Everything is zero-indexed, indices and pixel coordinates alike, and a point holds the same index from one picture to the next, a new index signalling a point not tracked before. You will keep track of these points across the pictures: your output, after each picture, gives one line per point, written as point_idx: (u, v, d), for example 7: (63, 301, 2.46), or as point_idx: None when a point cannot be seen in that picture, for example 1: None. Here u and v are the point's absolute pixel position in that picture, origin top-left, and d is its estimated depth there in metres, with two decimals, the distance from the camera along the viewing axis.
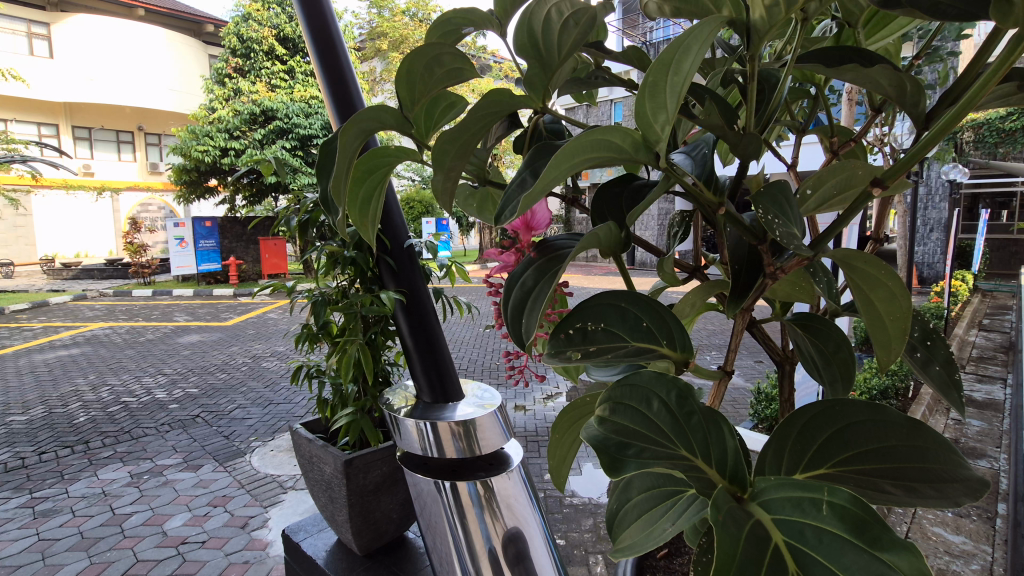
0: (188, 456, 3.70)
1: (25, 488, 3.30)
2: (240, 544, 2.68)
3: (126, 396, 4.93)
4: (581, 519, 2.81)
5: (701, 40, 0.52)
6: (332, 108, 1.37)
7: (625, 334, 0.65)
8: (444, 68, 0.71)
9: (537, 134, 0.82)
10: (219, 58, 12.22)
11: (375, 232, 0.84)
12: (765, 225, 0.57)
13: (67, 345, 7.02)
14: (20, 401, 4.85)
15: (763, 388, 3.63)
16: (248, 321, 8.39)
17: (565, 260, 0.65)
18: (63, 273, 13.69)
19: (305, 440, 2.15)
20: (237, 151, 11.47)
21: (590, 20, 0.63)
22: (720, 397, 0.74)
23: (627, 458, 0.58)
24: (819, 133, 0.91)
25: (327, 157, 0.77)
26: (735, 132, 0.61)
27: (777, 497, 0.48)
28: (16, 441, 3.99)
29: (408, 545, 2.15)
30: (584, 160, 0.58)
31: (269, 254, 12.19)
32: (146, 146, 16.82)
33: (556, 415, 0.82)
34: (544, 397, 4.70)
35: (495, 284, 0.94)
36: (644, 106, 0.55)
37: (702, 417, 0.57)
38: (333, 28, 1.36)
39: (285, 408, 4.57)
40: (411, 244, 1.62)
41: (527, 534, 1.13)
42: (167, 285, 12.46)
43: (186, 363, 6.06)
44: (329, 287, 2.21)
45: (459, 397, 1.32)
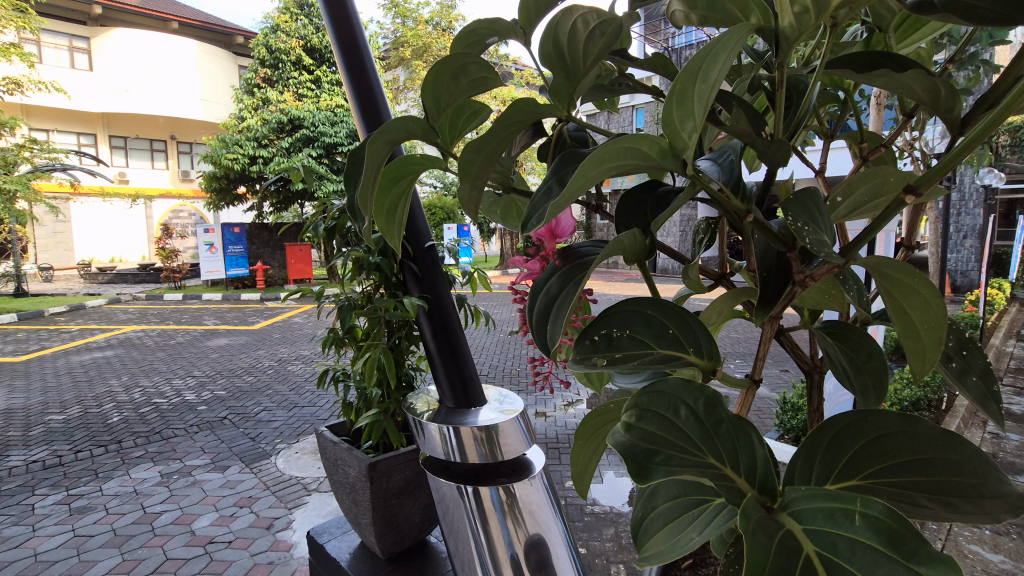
0: (216, 457, 3.78)
1: (61, 485, 3.41)
2: (265, 545, 2.72)
3: (157, 397, 5.06)
4: (602, 528, 2.78)
5: (731, 47, 0.52)
6: (359, 116, 1.40)
7: (651, 343, 0.65)
8: (468, 78, 0.72)
9: (561, 142, 0.83)
10: (249, 69, 12.55)
11: (401, 240, 0.86)
12: (795, 231, 0.57)
13: (102, 347, 7.25)
14: (58, 402, 5.01)
15: (790, 397, 3.55)
16: (274, 326, 8.55)
17: (590, 267, 0.66)
18: (99, 277, 14.16)
19: (330, 443, 2.18)
20: (265, 159, 11.73)
21: (615, 29, 0.64)
22: (749, 406, 0.73)
23: (655, 466, 0.57)
24: (849, 137, 0.89)
25: (356, 165, 0.78)
26: (763, 138, 0.60)
27: (807, 507, 0.48)
28: (53, 439, 4.13)
29: (429, 550, 2.15)
30: (610, 166, 0.59)
31: (294, 259, 12.45)
32: (179, 154, 17.38)
33: (580, 421, 0.82)
34: (565, 404, 4.70)
35: (520, 292, 0.95)
36: (672, 113, 0.56)
37: (731, 426, 0.57)
38: (358, 36, 1.39)
39: (310, 411, 4.64)
40: (435, 249, 1.63)
41: (549, 540, 1.13)
42: (198, 288, 12.83)
43: (214, 365, 6.22)
44: (354, 292, 2.23)
45: (481, 402, 1.33)
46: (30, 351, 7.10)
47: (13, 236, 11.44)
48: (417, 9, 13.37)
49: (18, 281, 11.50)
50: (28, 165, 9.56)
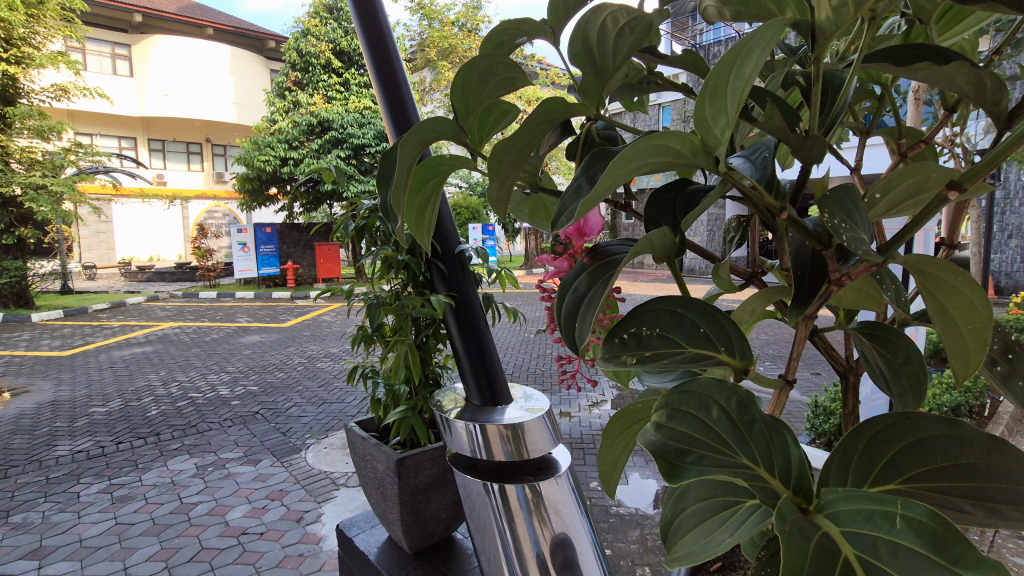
0: (248, 450, 3.89)
1: (104, 474, 3.54)
2: (295, 538, 2.79)
3: (193, 392, 5.23)
4: (628, 530, 2.76)
5: (765, 41, 0.52)
6: (388, 119, 1.42)
7: (682, 341, 0.64)
8: (497, 78, 0.73)
9: (590, 141, 0.82)
10: (280, 73, 12.87)
11: (431, 240, 0.87)
12: (831, 228, 0.56)
13: (142, 343, 7.52)
14: (100, 394, 5.22)
15: (822, 400, 3.47)
16: (304, 323, 8.74)
17: (620, 265, 0.66)
18: (138, 276, 14.68)
19: (359, 438, 2.22)
20: (295, 161, 11.97)
21: (646, 27, 0.64)
22: (782, 407, 0.71)
23: (687, 465, 0.56)
24: (887, 132, 0.86)
25: (388, 166, 0.80)
26: (797, 135, 0.59)
27: (844, 508, 0.47)
28: (97, 430, 4.31)
29: (456, 546, 2.17)
30: (642, 164, 0.58)
31: (323, 259, 12.69)
32: (213, 156, 17.89)
33: (607, 421, 0.82)
34: (590, 404, 4.68)
35: (548, 290, 0.95)
36: (704, 110, 0.55)
37: (765, 427, 0.57)
38: (388, 39, 1.40)
39: (338, 407, 4.72)
40: (462, 249, 1.64)
41: (575, 540, 1.12)
42: (231, 287, 13.19)
43: (247, 361, 6.39)
44: (382, 290, 2.25)
45: (507, 400, 1.33)
46: (75, 345, 7.41)
47: (58, 235, 11.94)
48: (443, 11, 13.44)
49: (63, 278, 12.00)
50: (74, 168, 9.96)
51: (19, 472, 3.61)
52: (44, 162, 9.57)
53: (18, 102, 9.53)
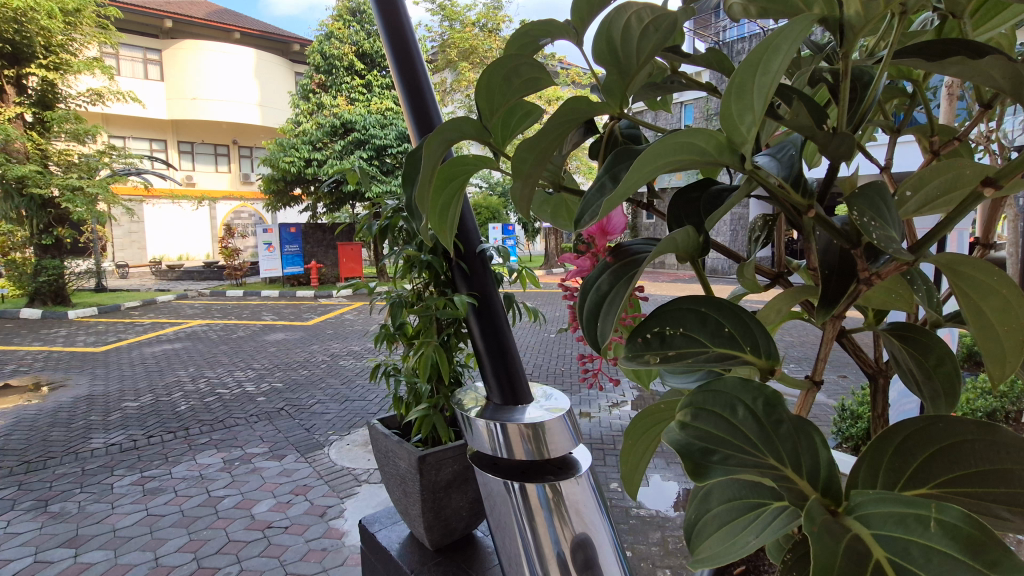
0: (273, 446, 3.96)
1: (136, 467, 3.65)
2: (318, 532, 2.83)
3: (220, 388, 5.36)
4: (649, 532, 2.74)
5: (793, 36, 0.51)
6: (411, 120, 1.44)
7: (706, 341, 0.64)
8: (521, 79, 0.73)
9: (613, 141, 0.82)
10: (305, 75, 13.11)
11: (453, 239, 0.88)
12: (861, 226, 0.55)
13: (172, 340, 7.73)
14: (132, 389, 5.39)
15: (849, 403, 3.39)
16: (327, 321, 8.87)
17: (642, 264, 0.65)
18: (169, 274, 15.08)
19: (381, 435, 2.25)
20: (319, 162, 12.11)
21: (670, 25, 0.63)
22: (809, 408, 0.70)
23: (712, 465, 0.56)
24: (918, 130, 0.84)
25: (412, 168, 0.81)
26: (825, 132, 0.58)
27: (876, 510, 0.47)
28: (129, 424, 4.45)
29: (476, 544, 2.18)
30: (667, 162, 0.58)
31: (346, 258, 12.88)
32: (240, 158, 18.30)
33: (630, 421, 0.82)
34: (610, 405, 4.66)
35: (570, 289, 0.95)
36: (730, 108, 0.55)
37: (791, 427, 0.56)
38: (410, 41, 1.42)
39: (360, 405, 4.79)
40: (484, 249, 1.64)
41: (595, 540, 1.12)
42: (257, 286, 13.47)
43: (272, 359, 6.52)
44: (405, 290, 2.27)
45: (528, 400, 1.34)
46: (108, 342, 7.66)
47: (93, 235, 12.32)
48: (464, 12, 13.49)
49: (98, 277, 12.40)
50: (108, 171, 10.28)
51: (56, 463, 3.75)
52: (80, 165, 9.92)
53: (56, 107, 9.86)
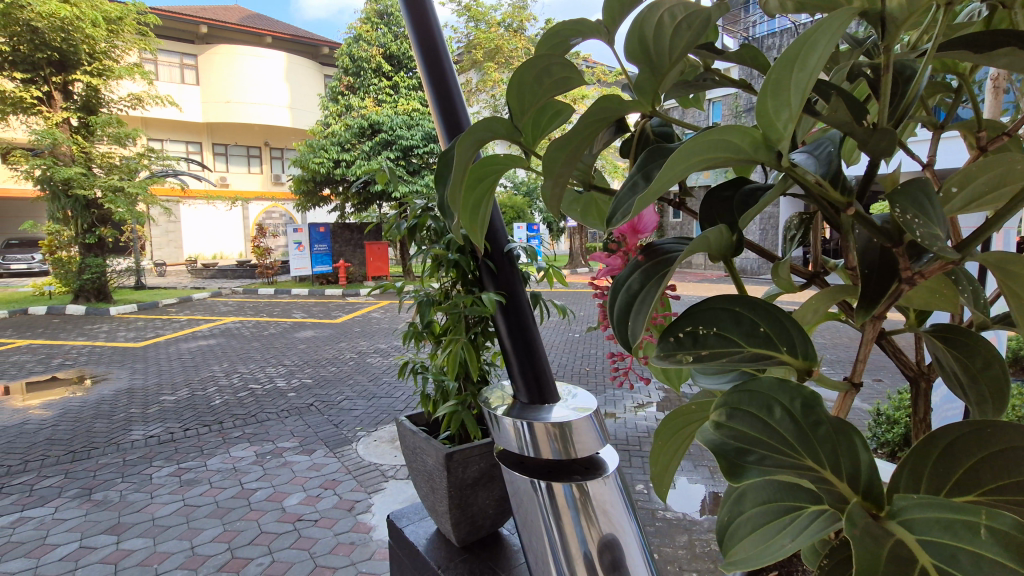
0: (304, 440, 4.05)
1: (173, 459, 3.78)
2: (347, 526, 2.89)
3: (253, 383, 5.51)
4: (675, 535, 2.71)
5: (833, 32, 0.50)
6: (439, 120, 1.45)
7: (739, 341, 0.63)
8: (551, 79, 0.73)
9: (645, 139, 0.82)
10: (334, 77, 13.35)
11: (483, 238, 0.88)
12: (903, 224, 0.54)
13: (207, 336, 7.97)
14: (170, 384, 5.58)
15: (885, 408, 3.28)
16: (355, 319, 9.02)
17: (673, 264, 0.65)
18: (204, 272, 15.54)
19: (409, 431, 2.28)
20: (347, 163, 12.25)
21: (703, 22, 0.63)
22: (848, 410, 0.68)
23: (748, 465, 0.56)
24: (963, 126, 0.81)
25: (445, 167, 0.82)
26: (864, 128, 0.57)
27: (920, 515, 0.46)
28: (167, 417, 4.60)
29: (502, 541, 2.19)
30: (700, 160, 0.58)
31: (373, 257, 13.15)
32: (271, 159, 18.75)
33: (660, 422, 0.81)
34: (635, 405, 4.62)
35: (600, 288, 0.94)
36: (767, 105, 0.54)
37: (830, 429, 0.55)
38: (438, 40, 1.43)
39: (387, 402, 4.86)
40: (511, 248, 1.64)
41: (622, 541, 1.11)
42: (287, 284, 13.80)
43: (302, 355, 6.66)
44: (433, 288, 2.29)
45: (555, 399, 1.33)
46: (147, 337, 7.93)
47: (133, 235, 12.75)
48: (489, 11, 13.49)
49: (137, 275, 12.85)
50: (147, 172, 10.64)
51: (99, 453, 3.91)
52: (121, 166, 10.30)
53: (100, 111, 10.24)
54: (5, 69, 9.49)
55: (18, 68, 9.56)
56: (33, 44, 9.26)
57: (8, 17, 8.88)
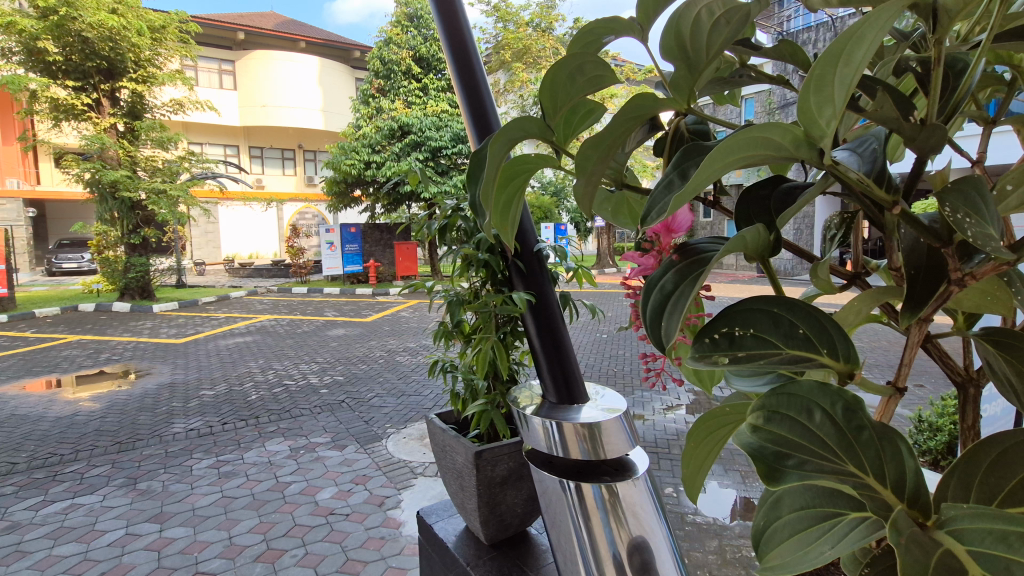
0: (336, 436, 4.14)
1: (212, 451, 3.91)
2: (377, 521, 2.93)
3: (287, 379, 5.65)
4: (705, 540, 2.66)
5: (881, 24, 0.49)
6: (469, 121, 1.46)
7: (778, 343, 0.62)
8: (585, 78, 0.73)
9: (680, 137, 0.81)
10: (365, 80, 13.61)
11: (514, 237, 0.89)
12: (954, 224, 0.52)
13: (243, 333, 8.22)
14: (209, 379, 5.78)
15: (927, 414, 3.15)
16: (384, 318, 9.16)
17: (709, 264, 0.64)
18: (241, 271, 16.01)
19: (439, 429, 2.31)
20: (378, 164, 12.42)
21: (743, 17, 0.62)
22: (892, 415, 0.66)
23: (787, 469, 0.55)
24: (1017, 120, 0.77)
25: (477, 167, 0.83)
26: (913, 124, 0.55)
27: (969, 526, 0.46)
28: (206, 411, 4.77)
29: (531, 541, 2.19)
30: (738, 158, 0.57)
31: (403, 257, 13.35)
32: (305, 161, 19.25)
33: (692, 425, 0.80)
34: (665, 407, 4.56)
35: (632, 288, 0.93)
36: (808, 101, 0.53)
37: (873, 435, 0.54)
38: (468, 41, 1.44)
39: (416, 399, 4.92)
40: (540, 248, 1.64)
41: (652, 544, 1.09)
42: (319, 283, 14.10)
43: (334, 353, 6.80)
44: (463, 287, 2.31)
45: (584, 400, 1.33)
46: (188, 334, 8.22)
47: (175, 235, 13.23)
48: (518, 12, 13.48)
49: (178, 274, 13.32)
50: (187, 175, 11.01)
51: (144, 445, 4.07)
52: (164, 169, 10.69)
53: (143, 116, 10.65)
54: (59, 78, 9.97)
55: (70, 76, 10.03)
56: (84, 53, 9.70)
57: (61, 28, 9.33)
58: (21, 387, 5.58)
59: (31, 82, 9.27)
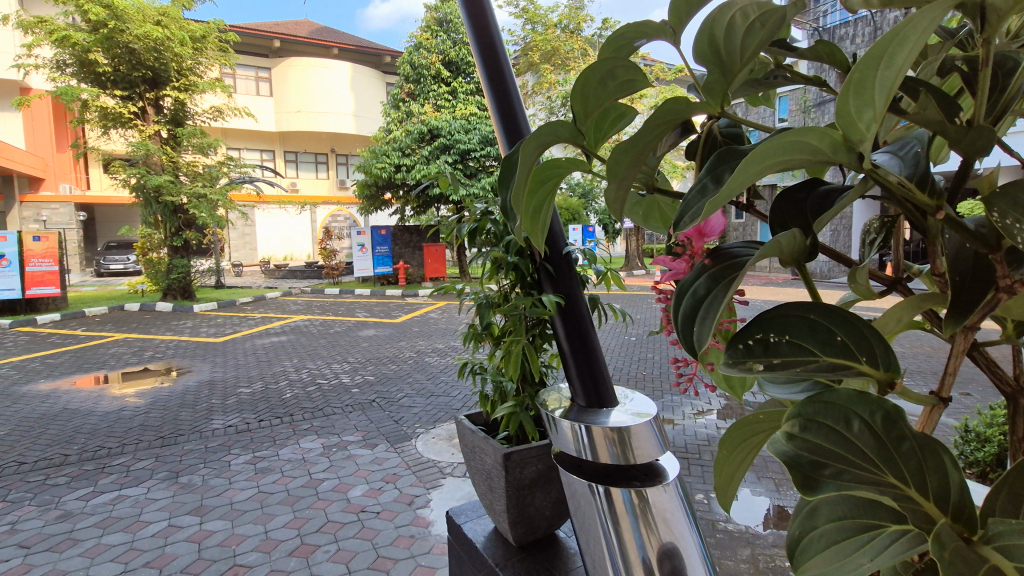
0: (367, 435, 4.21)
1: (249, 447, 4.03)
2: (407, 519, 2.98)
3: (320, 378, 5.78)
4: (737, 548, 2.61)
5: (925, 25, 0.47)
6: (499, 124, 1.47)
7: (816, 349, 0.60)
8: (617, 81, 0.73)
9: (712, 141, 0.81)
10: (396, 85, 13.82)
11: (544, 240, 0.89)
12: (1001, 230, 0.51)
13: (278, 333, 8.45)
14: (246, 377, 5.96)
15: (974, 424, 3.01)
16: (413, 319, 9.28)
17: (743, 268, 0.63)
18: (276, 272, 16.46)
19: (468, 430, 2.33)
20: (408, 167, 12.59)
21: (778, 20, 0.61)
22: (934, 426, 0.63)
23: (824, 478, 0.54)
24: None
25: (508, 171, 0.84)
26: (958, 125, 0.53)
27: (1016, 543, 0.47)
28: (244, 408, 4.92)
29: (560, 544, 2.19)
30: (775, 162, 0.56)
31: (431, 259, 13.46)
32: (337, 165, 19.75)
33: (724, 431, 0.78)
34: (695, 412, 4.49)
35: (664, 292, 0.92)
36: (848, 104, 0.52)
37: (914, 445, 0.53)
38: (497, 44, 1.45)
39: (445, 400, 4.97)
40: (570, 251, 1.64)
41: (683, 550, 1.08)
42: (351, 284, 14.36)
43: (365, 353, 6.92)
44: (492, 289, 2.31)
45: (613, 404, 1.32)
46: (226, 333, 8.48)
47: (214, 237, 13.70)
48: (547, 13, 13.43)
49: (218, 275, 13.79)
50: (226, 179, 11.37)
51: (185, 440, 4.22)
52: (204, 174, 11.05)
53: (185, 123, 11.06)
54: (108, 88, 10.42)
55: (118, 86, 10.47)
56: (131, 64, 10.14)
57: (110, 41, 9.74)
58: (72, 382, 5.86)
59: (82, 92, 9.72)
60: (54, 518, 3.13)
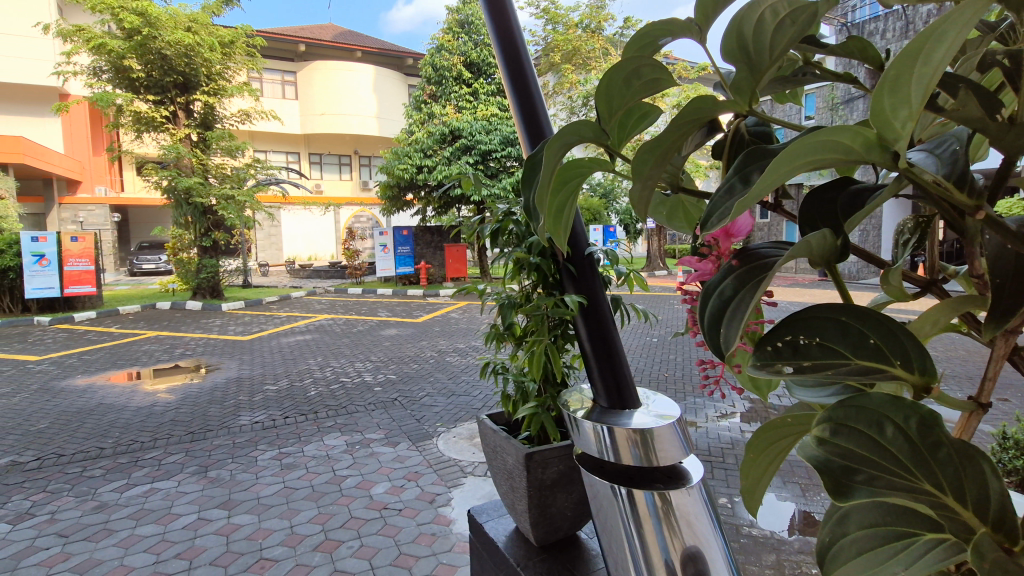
0: (389, 433, 4.26)
1: (275, 443, 4.11)
2: (428, 517, 3.00)
3: (343, 377, 5.87)
4: (762, 553, 2.57)
5: (963, 22, 0.46)
6: (521, 125, 1.47)
7: (847, 352, 0.59)
8: (642, 81, 0.73)
9: (739, 140, 0.80)
10: (417, 87, 13.94)
11: (567, 240, 0.89)
12: None
13: (303, 332, 8.60)
14: (272, 374, 6.08)
15: (1014, 431, 2.90)
16: (435, 319, 9.35)
17: (772, 269, 0.62)
18: (301, 272, 16.77)
19: (490, 430, 2.35)
20: (429, 168, 12.69)
21: (809, 16, 0.60)
22: (972, 433, 0.61)
23: (856, 484, 0.53)
24: None
25: (532, 171, 0.85)
26: (998, 124, 0.52)
27: None
28: (269, 405, 5.02)
29: (581, 545, 2.18)
30: (807, 161, 0.55)
31: (452, 259, 13.56)
32: (360, 166, 20.07)
33: (752, 433, 0.77)
34: (718, 415, 4.43)
35: (689, 293, 0.91)
36: (882, 102, 0.51)
37: (952, 452, 0.52)
38: (520, 43, 1.45)
39: (466, 399, 4.99)
40: (591, 252, 1.65)
41: (707, 553, 1.07)
42: (374, 284, 14.53)
43: (387, 352, 7.00)
44: (514, 290, 2.32)
45: (636, 405, 1.30)
46: (252, 332, 8.66)
47: (242, 238, 14.04)
48: (568, 13, 13.38)
49: (245, 274, 14.09)
50: (253, 181, 11.63)
51: (214, 435, 4.33)
52: (233, 176, 11.33)
53: (214, 126, 11.34)
54: (141, 93, 10.72)
55: (151, 91, 10.79)
56: (163, 69, 10.44)
57: (144, 47, 10.03)
58: (107, 378, 6.06)
59: (117, 98, 10.03)
60: (91, 509, 3.24)
